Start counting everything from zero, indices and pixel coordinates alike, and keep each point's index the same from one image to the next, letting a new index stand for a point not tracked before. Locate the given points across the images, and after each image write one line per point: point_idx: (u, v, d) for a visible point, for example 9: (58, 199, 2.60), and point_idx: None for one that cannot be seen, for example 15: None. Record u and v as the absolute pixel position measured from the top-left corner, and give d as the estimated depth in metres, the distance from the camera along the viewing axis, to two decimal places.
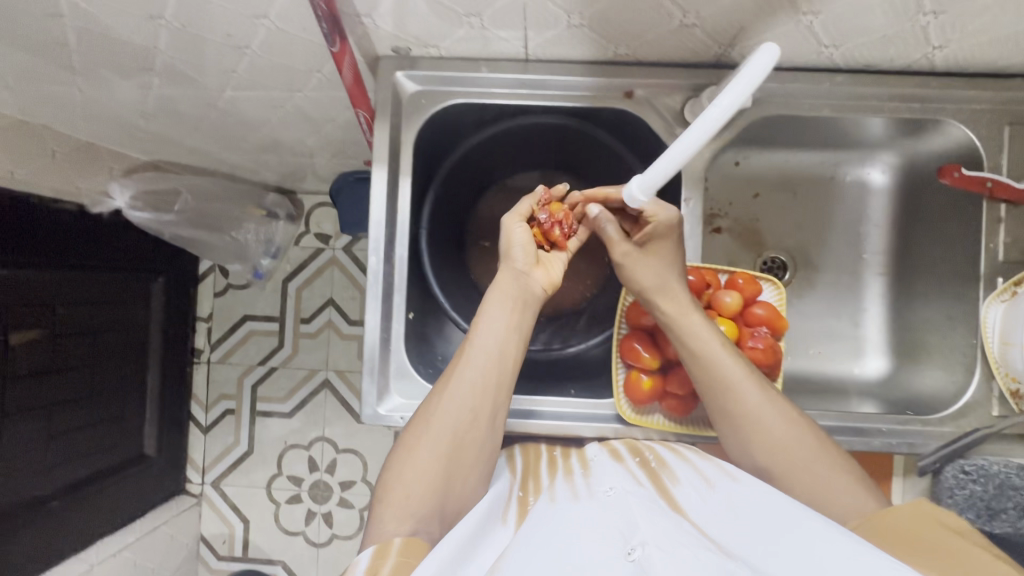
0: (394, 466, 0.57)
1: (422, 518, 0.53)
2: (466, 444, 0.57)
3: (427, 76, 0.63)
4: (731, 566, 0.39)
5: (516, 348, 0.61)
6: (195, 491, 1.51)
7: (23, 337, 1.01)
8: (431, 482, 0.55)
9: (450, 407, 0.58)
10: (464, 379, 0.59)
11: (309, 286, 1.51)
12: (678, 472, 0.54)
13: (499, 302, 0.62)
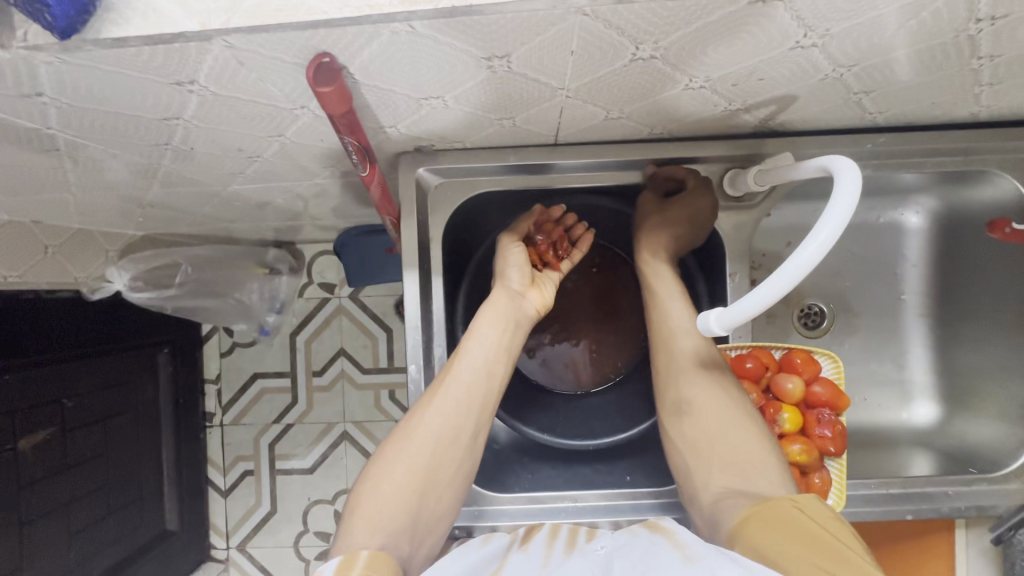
0: (369, 473, 0.54)
1: (394, 534, 0.50)
2: (447, 463, 0.54)
3: (450, 168, 0.59)
4: None
5: (504, 366, 0.58)
6: (221, 557, 1.48)
7: (31, 441, 0.97)
8: (407, 499, 0.52)
9: (435, 423, 0.54)
10: (449, 395, 0.55)
11: (317, 337, 1.47)
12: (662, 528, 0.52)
13: (489, 314, 0.59)
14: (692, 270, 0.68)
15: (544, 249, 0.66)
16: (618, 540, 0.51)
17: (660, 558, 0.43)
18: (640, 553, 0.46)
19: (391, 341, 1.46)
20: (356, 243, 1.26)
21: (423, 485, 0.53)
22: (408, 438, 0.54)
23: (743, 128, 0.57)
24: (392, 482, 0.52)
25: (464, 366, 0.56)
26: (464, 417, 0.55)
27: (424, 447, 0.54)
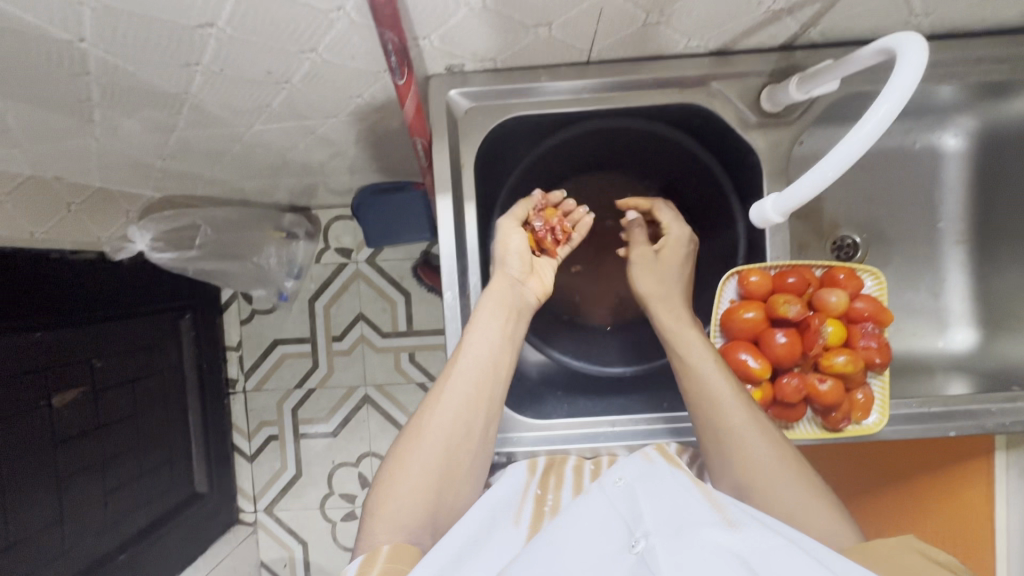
0: (384, 474, 0.56)
1: (415, 531, 0.52)
2: (460, 458, 0.56)
3: (481, 91, 0.58)
4: (730, 541, 0.45)
5: (507, 354, 0.59)
6: (249, 520, 1.50)
7: (64, 399, 0.98)
8: (424, 495, 0.53)
9: (445, 418, 0.56)
10: (457, 389, 0.57)
11: (336, 302, 1.48)
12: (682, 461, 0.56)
13: (492, 304, 0.59)
14: (726, 192, 0.64)
15: (542, 235, 0.65)
16: (642, 473, 0.54)
17: (696, 515, 0.49)
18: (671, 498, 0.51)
19: (410, 304, 1.46)
20: (375, 201, 1.24)
21: (438, 480, 0.54)
22: (420, 437, 0.56)
23: (783, 37, 0.56)
24: (408, 481, 0.54)
25: (469, 359, 0.57)
26: (468, 407, 0.56)
27: (437, 442, 0.55)
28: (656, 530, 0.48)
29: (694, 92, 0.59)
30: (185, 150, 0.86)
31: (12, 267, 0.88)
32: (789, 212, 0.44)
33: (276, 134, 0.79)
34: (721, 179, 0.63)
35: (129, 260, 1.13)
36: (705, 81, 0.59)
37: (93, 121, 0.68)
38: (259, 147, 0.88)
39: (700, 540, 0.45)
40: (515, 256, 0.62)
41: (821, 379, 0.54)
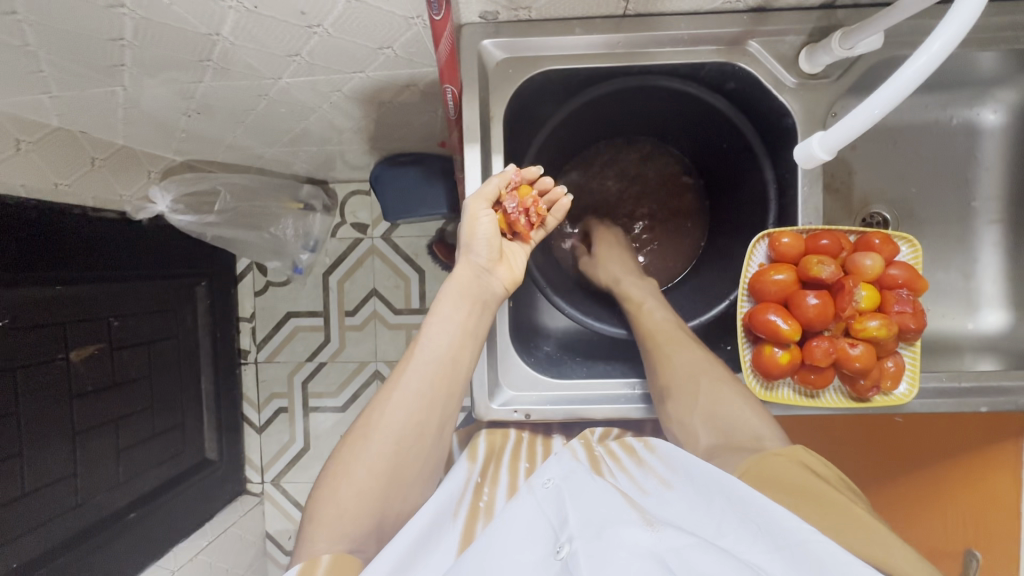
0: (329, 476, 0.58)
1: (358, 539, 0.55)
2: (410, 458, 0.59)
3: (514, 42, 0.58)
4: (650, 538, 0.46)
5: (468, 349, 0.60)
6: (256, 491, 1.51)
7: (82, 354, 0.99)
8: (369, 497, 0.56)
9: (397, 415, 0.58)
10: (409, 389, 0.59)
11: (350, 277, 1.48)
12: (614, 472, 0.60)
13: (454, 296, 0.60)
14: (756, 154, 0.62)
15: (514, 218, 0.61)
16: (566, 475, 0.58)
17: (619, 515, 0.50)
18: (596, 498, 0.53)
19: (424, 282, 1.46)
20: (399, 177, 1.24)
21: (385, 483, 0.57)
22: (368, 441, 0.58)
23: None
24: (352, 486, 0.56)
25: (427, 353, 0.60)
26: (424, 402, 0.59)
27: (384, 444, 0.58)
28: (579, 532, 0.49)
29: (730, 51, 0.58)
30: (210, 108, 0.87)
31: (32, 215, 0.88)
32: (837, 148, 0.46)
33: (302, 92, 0.79)
34: (751, 142, 0.62)
35: (150, 220, 1.13)
36: (742, 39, 0.58)
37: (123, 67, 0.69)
38: (283, 109, 0.88)
39: (620, 540, 0.46)
40: (484, 241, 0.61)
41: (852, 344, 0.53)
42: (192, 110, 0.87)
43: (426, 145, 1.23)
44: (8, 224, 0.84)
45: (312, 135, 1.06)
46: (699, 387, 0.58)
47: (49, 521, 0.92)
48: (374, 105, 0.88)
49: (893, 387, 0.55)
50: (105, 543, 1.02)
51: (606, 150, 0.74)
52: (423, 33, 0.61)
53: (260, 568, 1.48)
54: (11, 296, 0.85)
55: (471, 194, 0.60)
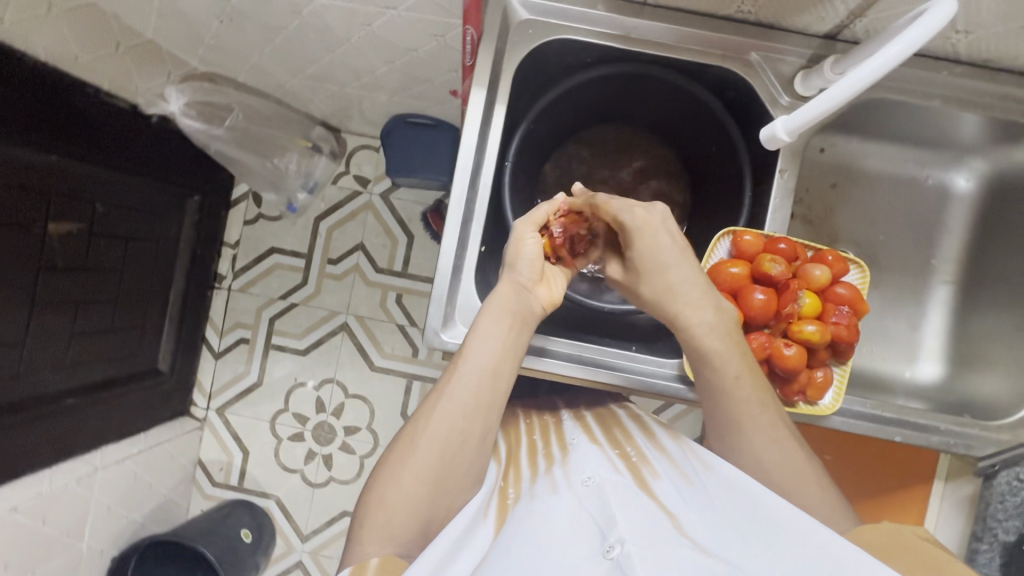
0: (377, 484, 0.62)
1: (405, 543, 0.59)
2: (457, 464, 0.62)
3: (541, 6, 0.62)
4: (707, 561, 0.45)
5: (508, 363, 0.65)
6: (199, 415, 1.51)
7: (59, 229, 0.99)
8: (418, 504, 0.60)
9: (441, 425, 0.62)
10: (454, 398, 0.63)
11: (341, 227, 1.50)
12: (659, 471, 0.62)
13: (497, 313, 0.64)
14: (741, 162, 0.66)
15: (559, 242, 0.69)
16: (614, 484, 0.60)
17: (667, 532, 0.50)
18: (636, 503, 0.55)
19: (411, 247, 1.49)
20: (409, 136, 1.28)
21: (432, 488, 0.61)
22: (411, 457, 0.62)
23: (830, 27, 0.59)
24: (400, 493, 0.60)
25: (471, 365, 0.64)
26: (468, 411, 0.63)
27: (429, 452, 0.62)
28: (631, 536, 0.49)
29: (735, 60, 0.62)
30: (243, 18, 0.89)
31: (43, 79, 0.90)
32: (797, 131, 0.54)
33: (332, 19, 0.82)
34: (739, 153, 0.67)
35: (159, 120, 1.15)
36: (747, 52, 0.62)
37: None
38: (312, 37, 0.90)
39: (674, 556, 0.46)
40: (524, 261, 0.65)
41: (787, 345, 0.60)
42: (225, 18, 0.90)
43: (443, 113, 1.26)
44: (15, 80, 0.85)
45: (335, 74, 1.09)
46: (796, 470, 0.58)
47: None
48: (398, 55, 0.92)
49: (819, 398, 0.61)
50: (36, 420, 1.01)
51: (602, 136, 0.77)
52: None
53: (184, 492, 1.47)
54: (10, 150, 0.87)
55: (472, 139, 0.63)
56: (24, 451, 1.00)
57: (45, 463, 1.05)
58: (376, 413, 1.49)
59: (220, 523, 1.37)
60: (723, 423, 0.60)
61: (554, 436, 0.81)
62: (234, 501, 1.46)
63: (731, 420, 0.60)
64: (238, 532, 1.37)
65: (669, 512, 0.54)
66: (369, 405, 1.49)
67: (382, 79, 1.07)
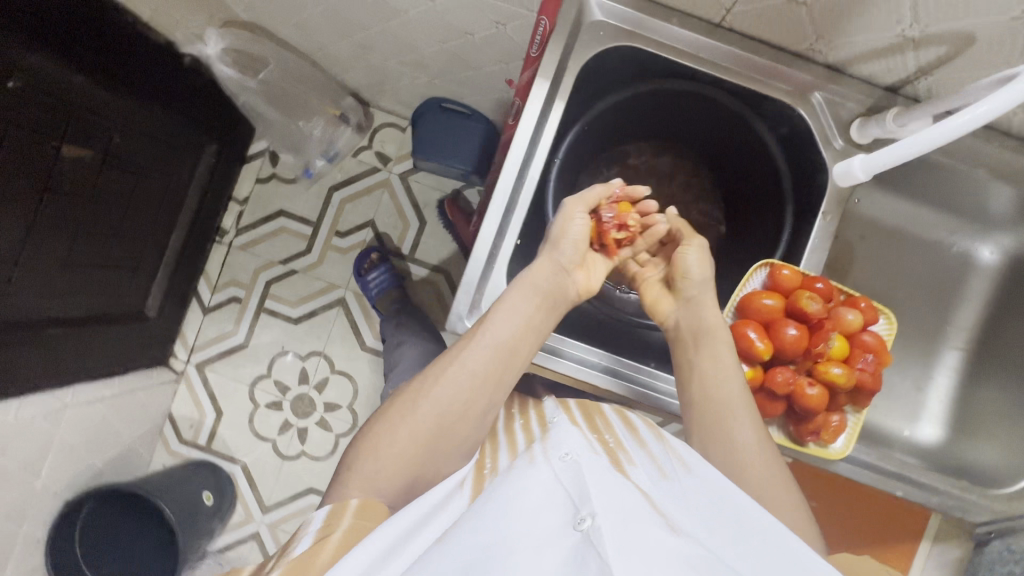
0: (368, 438, 0.64)
1: (389, 498, 0.60)
2: (453, 430, 0.64)
3: (614, 9, 0.61)
4: (682, 543, 0.44)
5: (530, 341, 0.68)
6: (177, 368, 1.46)
7: (73, 152, 0.95)
8: (409, 465, 0.62)
9: (446, 390, 0.65)
10: (464, 367, 0.66)
11: (354, 201, 1.47)
12: (638, 458, 0.60)
13: (529, 291, 0.67)
14: (783, 199, 0.68)
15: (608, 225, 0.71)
16: (594, 457, 0.57)
17: (647, 509, 0.48)
18: (613, 478, 0.53)
19: (423, 232, 1.47)
20: (444, 121, 1.27)
21: (424, 451, 0.63)
22: (411, 416, 0.64)
23: (894, 78, 0.60)
24: (396, 451, 0.62)
25: (488, 337, 0.66)
26: (474, 383, 0.65)
27: (429, 413, 0.64)
28: (606, 511, 0.47)
29: (795, 96, 0.63)
30: None
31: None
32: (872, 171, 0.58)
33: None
34: (785, 191, 0.67)
35: (192, 62, 1.13)
36: (809, 90, 0.63)
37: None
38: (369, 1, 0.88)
39: (649, 537, 0.44)
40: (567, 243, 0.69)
41: (810, 385, 0.63)
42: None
43: (482, 104, 1.26)
44: None
45: (381, 47, 1.08)
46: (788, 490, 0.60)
47: None
48: (452, 35, 0.90)
49: (831, 443, 0.65)
50: (16, 345, 0.97)
51: (646, 149, 0.78)
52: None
53: (148, 444, 1.42)
54: (27, 56, 0.82)
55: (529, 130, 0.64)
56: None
57: (17, 392, 1.01)
58: (361, 394, 1.46)
59: (183, 481, 1.33)
60: (711, 419, 0.64)
61: (536, 413, 0.77)
62: (200, 462, 1.42)
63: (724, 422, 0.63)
64: (200, 494, 1.33)
65: (649, 495, 0.52)
66: (355, 384, 1.46)
67: (428, 60, 1.06)
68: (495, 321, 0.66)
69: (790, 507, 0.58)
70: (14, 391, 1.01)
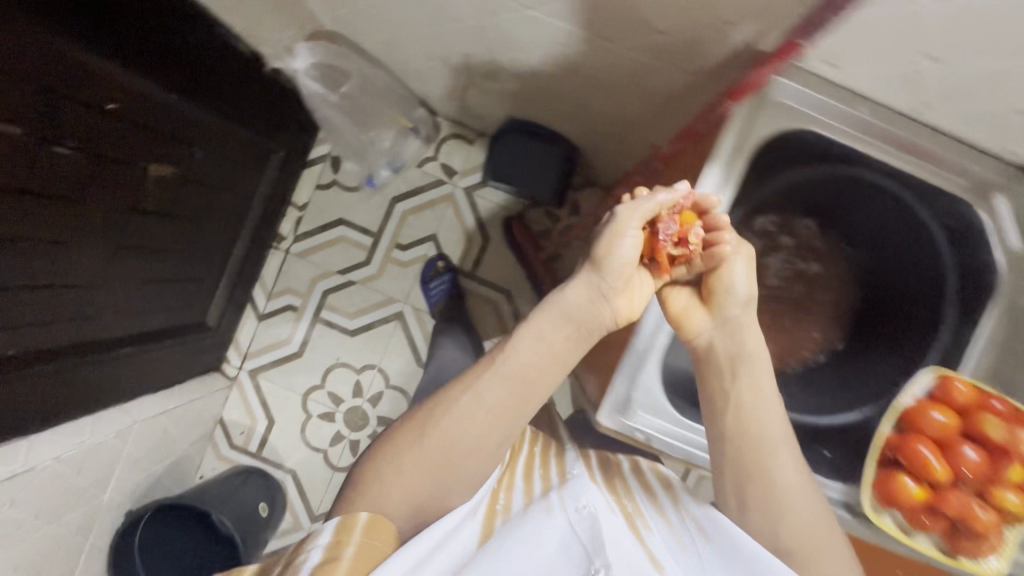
0: (380, 461, 0.71)
1: (399, 522, 0.66)
2: (469, 456, 0.70)
3: (806, 98, 0.79)
4: None
5: (554, 372, 0.74)
6: (230, 374, 1.45)
7: (158, 171, 0.90)
8: (431, 490, 0.69)
9: (460, 420, 0.71)
10: (481, 399, 0.71)
11: (417, 213, 1.43)
12: (652, 526, 0.71)
13: (562, 317, 0.74)
14: (948, 274, 0.87)
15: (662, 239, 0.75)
16: (606, 514, 0.68)
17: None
18: (626, 545, 0.64)
19: (486, 250, 1.44)
20: (522, 149, 1.25)
21: (437, 478, 0.69)
22: (431, 443, 0.70)
23: None
24: (420, 474, 0.69)
25: (508, 366, 0.73)
26: (495, 411, 0.71)
27: (444, 438, 0.70)
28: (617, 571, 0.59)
29: (972, 190, 0.83)
30: None
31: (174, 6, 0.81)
32: None
33: None
34: (947, 289, 0.87)
35: (273, 71, 1.08)
36: (990, 187, 0.82)
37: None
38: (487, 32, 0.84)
39: None
40: (614, 267, 0.73)
41: (981, 509, 0.71)
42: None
43: (565, 128, 1.21)
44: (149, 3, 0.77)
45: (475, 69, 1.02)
46: (813, 531, 0.69)
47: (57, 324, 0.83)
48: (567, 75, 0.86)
49: (986, 558, 0.72)
50: (90, 367, 0.93)
51: (827, 234, 0.96)
52: (735, 36, 0.70)
53: (200, 449, 1.42)
54: (120, 71, 0.77)
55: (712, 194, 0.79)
56: (73, 395, 0.93)
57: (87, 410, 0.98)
58: None
59: (235, 492, 1.33)
60: (752, 460, 0.73)
61: (554, 455, 0.89)
62: (249, 470, 1.42)
63: (758, 448, 0.73)
64: (250, 506, 1.33)
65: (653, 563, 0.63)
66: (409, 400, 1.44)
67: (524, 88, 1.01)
68: (515, 355, 0.73)
69: (810, 545, 0.68)
70: (85, 409, 0.98)
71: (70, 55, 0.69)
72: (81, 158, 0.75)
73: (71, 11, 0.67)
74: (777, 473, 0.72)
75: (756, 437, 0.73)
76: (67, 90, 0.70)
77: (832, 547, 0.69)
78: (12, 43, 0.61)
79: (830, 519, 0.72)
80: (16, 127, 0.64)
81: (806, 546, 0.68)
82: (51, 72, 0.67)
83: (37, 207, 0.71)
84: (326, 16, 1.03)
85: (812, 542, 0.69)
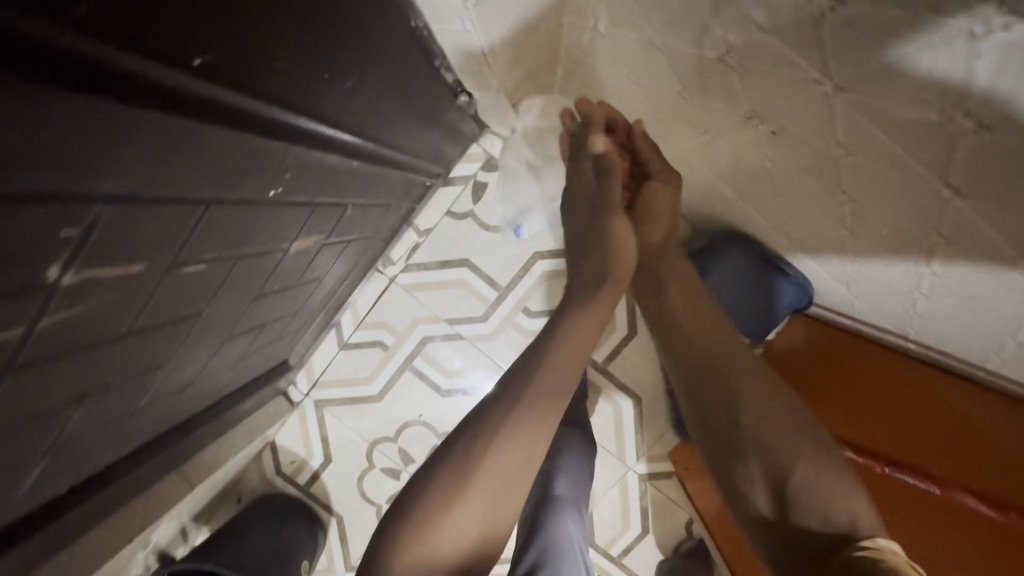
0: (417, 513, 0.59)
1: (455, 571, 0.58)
2: (521, 477, 0.62)
3: None
4: None
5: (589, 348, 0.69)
6: (294, 399, 1.24)
7: (299, 247, 0.63)
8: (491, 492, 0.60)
9: (513, 439, 0.61)
10: (528, 411, 0.62)
11: (560, 280, 1.14)
12: None
13: (597, 315, 0.70)
14: None
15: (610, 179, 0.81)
16: None
17: None
18: None
19: (627, 344, 1.21)
20: (745, 278, 0.95)
21: (495, 513, 0.60)
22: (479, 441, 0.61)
23: None
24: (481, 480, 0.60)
25: (554, 359, 0.66)
26: (547, 416, 0.63)
27: (495, 468, 0.60)
28: None
29: None
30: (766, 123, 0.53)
31: (364, 17, 0.51)
32: None
33: (950, 257, 0.47)
34: None
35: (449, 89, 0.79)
36: None
37: (952, 66, 0.32)
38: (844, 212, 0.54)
39: None
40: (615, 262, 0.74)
41: None
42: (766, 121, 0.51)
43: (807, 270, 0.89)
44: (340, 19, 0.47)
45: (746, 185, 0.73)
46: (804, 480, 0.60)
47: (117, 439, 0.58)
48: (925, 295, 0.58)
49: None
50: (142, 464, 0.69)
51: None
52: None
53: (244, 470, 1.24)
54: (305, 146, 0.48)
55: None
56: (118, 496, 0.69)
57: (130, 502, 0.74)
58: None
59: (277, 531, 1.19)
60: (780, 464, 0.62)
61: None
62: (292, 505, 1.25)
63: (781, 446, 0.62)
64: (283, 551, 1.18)
65: None
66: None
67: (808, 235, 0.72)
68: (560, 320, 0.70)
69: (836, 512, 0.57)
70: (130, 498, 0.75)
71: (249, 144, 0.40)
72: (216, 267, 0.49)
73: (246, 68, 0.37)
74: (799, 461, 0.61)
75: (773, 427, 0.63)
76: (229, 193, 0.42)
77: (860, 508, 0.58)
78: (161, 141, 0.32)
79: (832, 461, 0.61)
80: (136, 266, 0.37)
81: (793, 472, 0.61)
82: (213, 173, 0.39)
83: (137, 344, 0.46)
84: (564, 44, 0.72)
85: (816, 488, 0.59)
